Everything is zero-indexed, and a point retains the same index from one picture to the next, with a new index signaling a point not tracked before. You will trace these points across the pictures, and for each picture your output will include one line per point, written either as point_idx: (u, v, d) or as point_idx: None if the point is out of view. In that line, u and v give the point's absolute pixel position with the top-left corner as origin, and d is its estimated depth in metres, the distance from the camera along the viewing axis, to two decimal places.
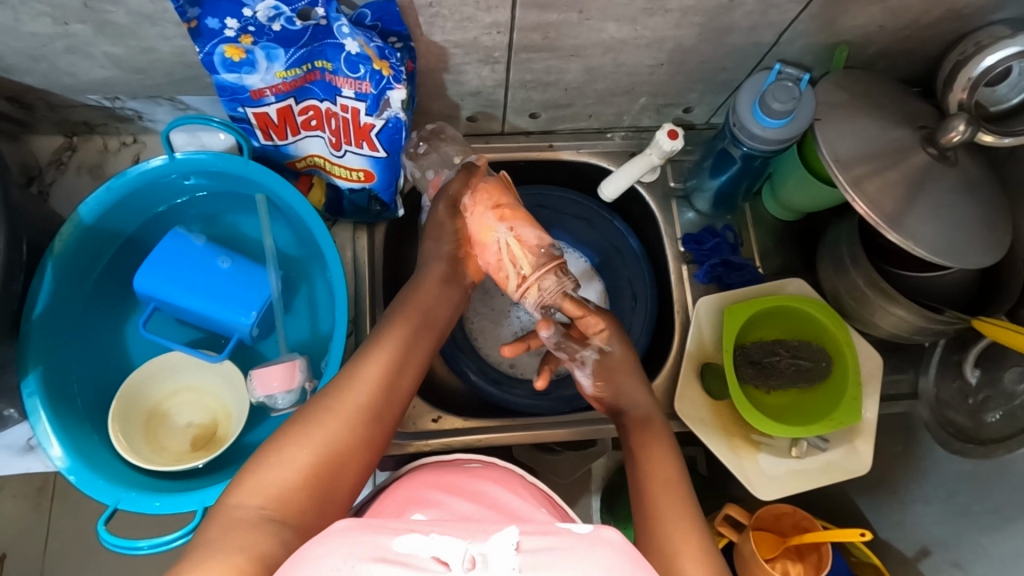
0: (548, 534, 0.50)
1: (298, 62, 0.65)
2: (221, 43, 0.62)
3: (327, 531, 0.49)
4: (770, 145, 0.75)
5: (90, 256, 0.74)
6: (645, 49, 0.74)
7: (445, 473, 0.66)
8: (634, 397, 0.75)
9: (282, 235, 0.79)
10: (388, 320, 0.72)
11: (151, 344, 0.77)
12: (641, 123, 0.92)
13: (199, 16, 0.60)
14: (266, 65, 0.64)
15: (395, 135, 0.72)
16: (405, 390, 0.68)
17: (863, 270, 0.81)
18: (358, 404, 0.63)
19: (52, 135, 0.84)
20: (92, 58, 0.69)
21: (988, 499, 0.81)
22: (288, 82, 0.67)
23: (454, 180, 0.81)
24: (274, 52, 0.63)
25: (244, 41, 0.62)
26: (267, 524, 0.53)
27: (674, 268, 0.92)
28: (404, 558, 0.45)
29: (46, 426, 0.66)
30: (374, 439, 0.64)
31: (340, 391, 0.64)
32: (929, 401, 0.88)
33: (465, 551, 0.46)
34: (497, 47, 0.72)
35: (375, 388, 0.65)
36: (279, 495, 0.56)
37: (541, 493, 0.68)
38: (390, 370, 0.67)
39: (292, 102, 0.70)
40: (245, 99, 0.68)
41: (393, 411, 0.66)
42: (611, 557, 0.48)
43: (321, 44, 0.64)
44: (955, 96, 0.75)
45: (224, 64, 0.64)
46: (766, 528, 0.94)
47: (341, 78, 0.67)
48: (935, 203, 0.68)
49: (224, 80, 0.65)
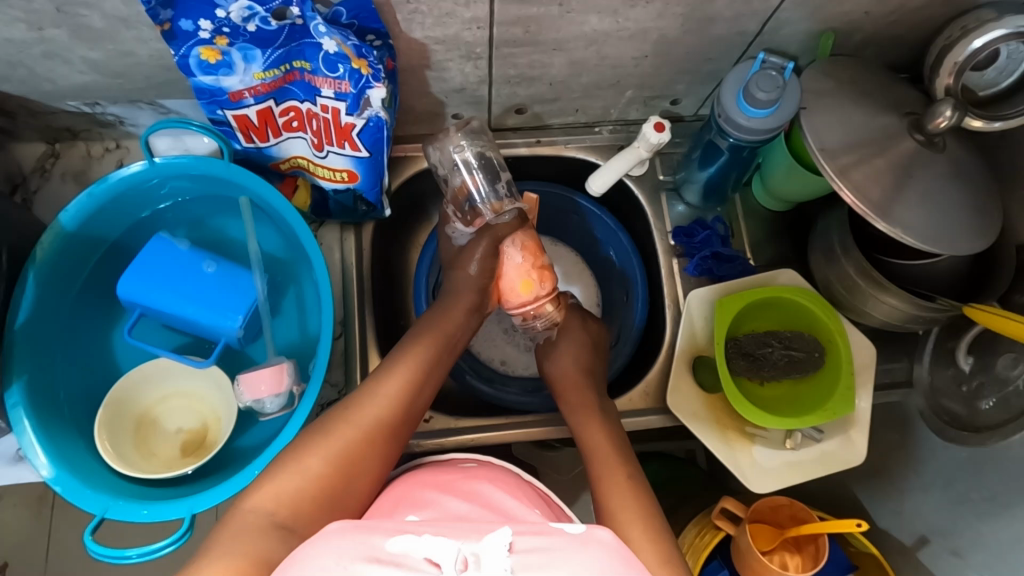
0: (540, 533, 0.50)
1: (276, 62, 0.64)
2: (196, 45, 0.61)
3: (320, 533, 0.49)
4: (756, 135, 0.75)
5: (74, 263, 0.73)
6: (628, 41, 0.74)
7: (443, 471, 0.66)
8: (558, 363, 0.81)
9: (268, 238, 0.79)
10: (408, 342, 0.73)
11: (138, 350, 0.76)
12: (629, 116, 0.92)
13: (172, 18, 0.59)
14: (244, 67, 0.64)
15: (377, 134, 0.71)
16: (419, 408, 0.70)
17: (854, 259, 0.80)
18: (373, 422, 0.65)
19: (35, 142, 0.84)
20: (70, 63, 0.68)
21: (986, 486, 0.81)
22: (268, 83, 0.66)
23: (504, 223, 0.81)
24: (251, 53, 0.63)
25: (220, 43, 0.61)
26: (278, 531, 0.56)
27: (664, 261, 0.91)
28: (397, 559, 0.45)
29: (30, 436, 0.66)
30: (388, 451, 0.65)
31: (358, 408, 0.66)
32: (924, 389, 0.87)
33: (458, 551, 0.46)
34: (478, 42, 0.71)
35: (392, 405, 0.67)
36: (289, 501, 0.58)
37: (537, 492, 0.68)
38: (409, 389, 0.69)
39: (272, 103, 0.69)
40: (224, 101, 0.67)
41: (408, 427, 0.68)
42: (602, 559, 0.48)
43: (299, 44, 0.63)
44: (942, 82, 0.74)
45: (201, 66, 0.63)
46: (765, 520, 0.93)
47: (321, 78, 0.66)
48: (923, 190, 0.67)
49: (201, 82, 0.65)
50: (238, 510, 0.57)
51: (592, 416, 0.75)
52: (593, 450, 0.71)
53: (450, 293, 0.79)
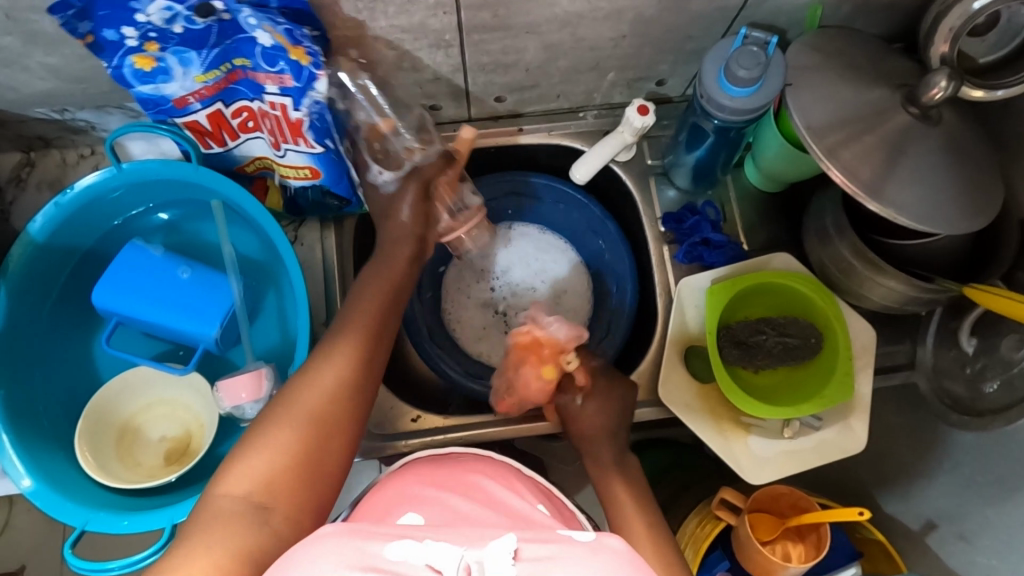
0: (549, 540, 0.47)
1: (213, 64, 0.61)
2: (127, 54, 0.59)
3: (317, 535, 0.46)
4: (739, 116, 0.72)
5: (48, 274, 0.73)
6: (604, 21, 0.71)
7: (439, 466, 0.64)
8: (596, 421, 0.77)
9: (243, 240, 0.77)
10: (356, 298, 0.71)
11: (117, 359, 0.76)
12: (614, 99, 0.88)
13: (94, 29, 0.57)
14: (182, 71, 0.61)
15: (330, 127, 0.68)
16: (378, 364, 0.67)
17: (849, 240, 0.77)
18: (330, 383, 0.63)
19: (10, 152, 0.83)
20: (29, 70, 0.67)
21: (989, 470, 0.78)
22: (210, 86, 0.63)
23: (431, 163, 0.77)
24: (185, 56, 0.60)
25: (151, 49, 0.59)
26: (255, 512, 0.54)
27: (655, 249, 0.88)
28: (398, 568, 0.43)
29: (10, 452, 0.65)
30: (352, 415, 0.63)
31: (315, 373, 0.63)
32: (926, 372, 0.84)
33: (461, 558, 0.43)
34: (447, 30, 0.69)
35: (348, 364, 0.64)
36: (265, 478, 0.56)
37: (539, 487, 0.65)
38: (361, 345, 0.66)
39: (221, 106, 0.66)
40: (170, 109, 0.65)
41: (369, 387, 0.66)
42: (613, 567, 0.45)
43: (233, 41, 0.60)
44: (936, 50, 0.69)
45: (136, 75, 0.61)
46: (765, 509, 0.91)
47: (263, 74, 0.63)
48: (918, 166, 0.64)
49: (142, 92, 0.62)
50: (208, 498, 0.54)
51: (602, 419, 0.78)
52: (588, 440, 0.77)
53: (388, 243, 0.75)
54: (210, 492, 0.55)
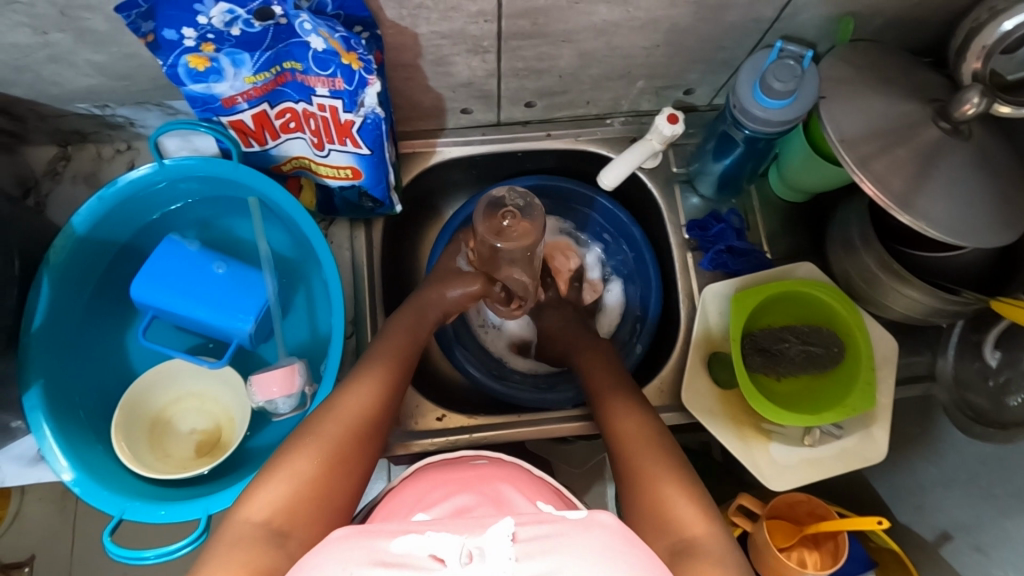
0: (543, 521, 0.45)
1: (265, 65, 0.62)
2: (183, 53, 0.60)
3: (325, 541, 0.45)
4: (772, 127, 0.73)
5: (86, 266, 0.74)
6: (639, 31, 0.72)
7: (453, 469, 0.63)
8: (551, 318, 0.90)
9: (277, 237, 0.79)
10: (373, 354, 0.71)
11: (151, 351, 0.77)
12: (641, 107, 0.89)
13: (155, 29, 0.58)
14: (233, 71, 0.62)
15: (376, 130, 0.69)
16: (394, 411, 0.68)
17: (875, 252, 0.78)
18: (350, 419, 0.63)
19: (47, 145, 0.84)
20: (76, 66, 0.68)
21: (1010, 482, 0.78)
22: (259, 87, 0.64)
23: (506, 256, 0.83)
24: (239, 57, 0.61)
25: (206, 49, 0.60)
26: (275, 538, 0.53)
27: (679, 255, 0.89)
28: (402, 559, 0.42)
29: (50, 439, 0.67)
30: (363, 457, 0.63)
31: (337, 407, 0.64)
32: (947, 383, 0.86)
33: (462, 545, 0.42)
34: (486, 36, 0.70)
35: (369, 404, 0.65)
36: (286, 506, 0.56)
37: (549, 487, 0.64)
38: (382, 392, 0.67)
39: (267, 106, 0.68)
40: (218, 108, 0.66)
41: (384, 428, 0.66)
42: (606, 545, 0.43)
43: (286, 44, 0.61)
44: (969, 66, 0.71)
45: (190, 74, 0.62)
46: (781, 517, 0.91)
47: (313, 77, 0.64)
48: (948, 179, 0.65)
49: (193, 91, 0.64)
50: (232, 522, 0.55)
51: (655, 452, 0.64)
52: (627, 449, 0.66)
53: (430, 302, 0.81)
54: (232, 516, 0.55)
